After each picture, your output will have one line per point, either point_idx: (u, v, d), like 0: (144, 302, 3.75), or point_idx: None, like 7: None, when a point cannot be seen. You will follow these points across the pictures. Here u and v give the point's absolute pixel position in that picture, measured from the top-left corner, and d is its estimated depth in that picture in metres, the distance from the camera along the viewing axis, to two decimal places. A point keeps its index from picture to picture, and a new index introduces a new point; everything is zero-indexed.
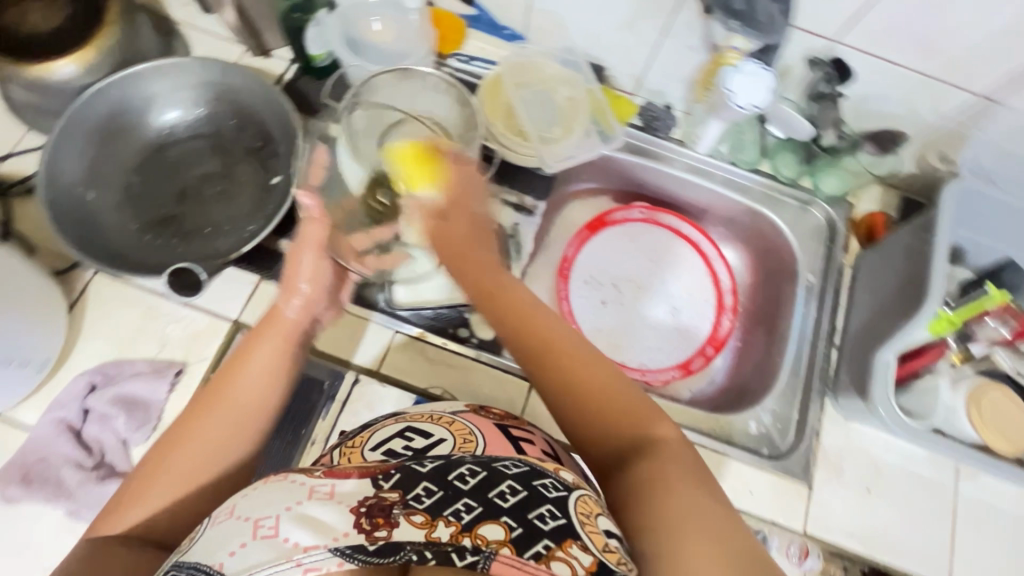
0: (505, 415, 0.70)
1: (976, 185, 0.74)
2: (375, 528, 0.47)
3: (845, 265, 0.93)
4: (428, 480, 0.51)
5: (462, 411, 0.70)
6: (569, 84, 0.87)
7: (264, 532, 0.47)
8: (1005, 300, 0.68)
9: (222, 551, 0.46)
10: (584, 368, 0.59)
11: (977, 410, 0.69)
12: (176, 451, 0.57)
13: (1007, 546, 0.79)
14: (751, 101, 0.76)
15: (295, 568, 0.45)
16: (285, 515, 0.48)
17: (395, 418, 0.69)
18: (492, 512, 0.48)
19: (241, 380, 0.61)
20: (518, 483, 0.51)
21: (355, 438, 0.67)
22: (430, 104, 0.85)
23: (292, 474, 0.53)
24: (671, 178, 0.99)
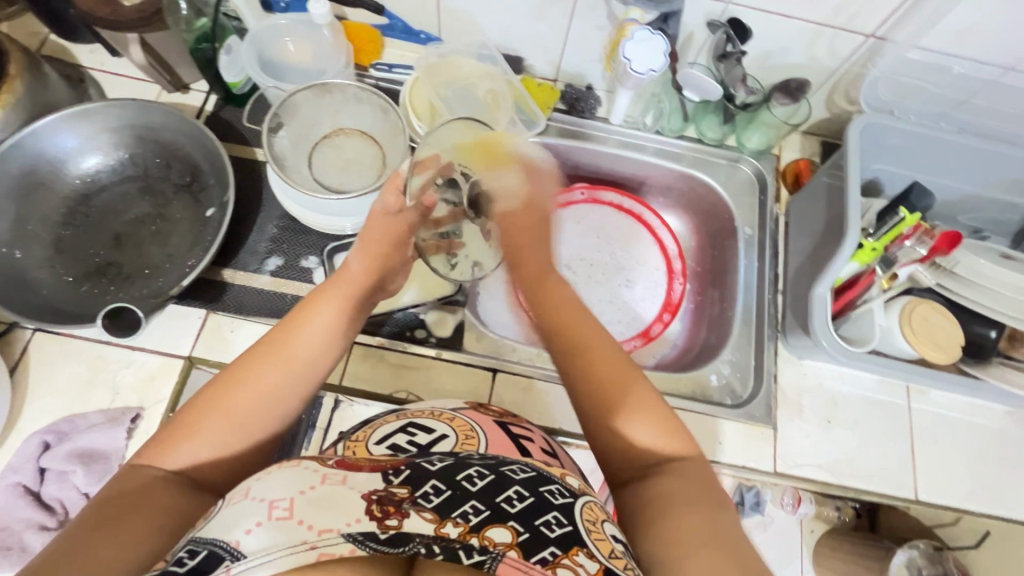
0: (504, 412, 0.74)
1: (879, 119, 0.78)
2: (386, 516, 0.47)
3: (778, 213, 0.97)
4: (436, 479, 0.53)
5: (463, 407, 0.73)
6: (490, 75, 0.89)
7: (278, 513, 0.47)
8: (918, 222, 0.73)
9: (237, 529, 0.46)
10: (610, 367, 0.63)
11: (909, 328, 0.73)
12: (226, 397, 0.57)
13: (963, 452, 0.84)
14: (646, 64, 0.81)
15: (311, 551, 0.45)
16: (298, 499, 0.48)
17: (396, 414, 0.72)
18: (500, 517, 0.51)
19: (303, 335, 0.63)
20: (525, 490, 0.54)
21: (359, 432, 0.69)
22: (355, 115, 0.86)
23: (306, 461, 0.54)
24: (606, 157, 1.02)
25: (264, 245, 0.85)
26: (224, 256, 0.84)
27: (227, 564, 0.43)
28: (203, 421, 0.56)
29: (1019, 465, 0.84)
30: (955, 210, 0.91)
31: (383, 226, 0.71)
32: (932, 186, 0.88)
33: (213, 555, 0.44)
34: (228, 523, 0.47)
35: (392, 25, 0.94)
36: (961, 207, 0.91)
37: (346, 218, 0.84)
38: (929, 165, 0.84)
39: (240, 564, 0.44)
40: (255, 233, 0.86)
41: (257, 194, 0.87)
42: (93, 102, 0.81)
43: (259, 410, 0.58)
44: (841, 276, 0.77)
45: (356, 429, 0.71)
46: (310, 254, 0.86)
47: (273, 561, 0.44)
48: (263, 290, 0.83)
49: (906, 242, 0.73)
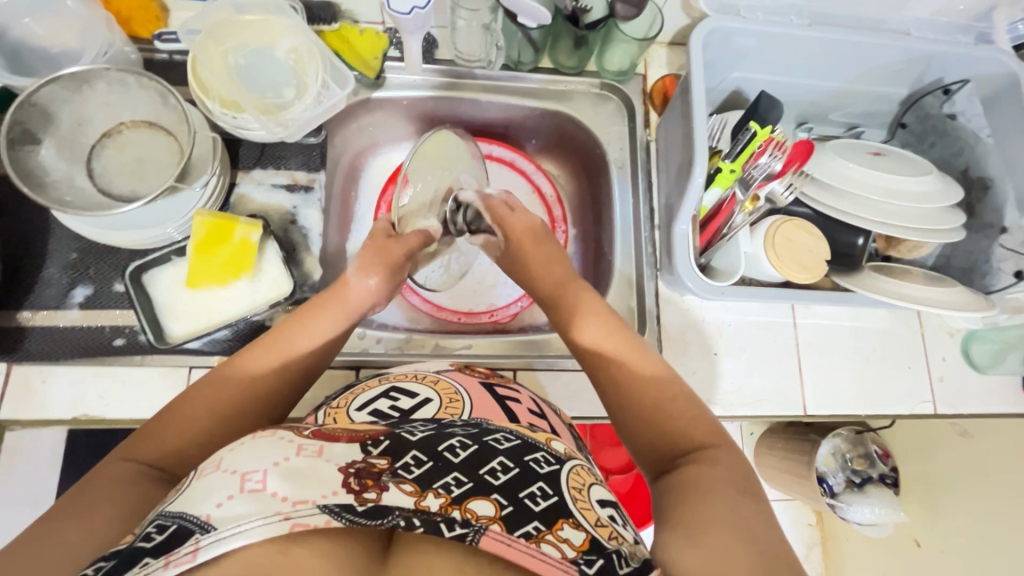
0: (489, 372, 0.75)
1: (727, 23, 0.69)
2: (364, 489, 0.45)
3: (649, 139, 0.90)
4: (416, 450, 0.51)
5: (448, 369, 0.73)
6: (289, 31, 0.73)
7: (251, 485, 0.44)
8: (770, 137, 0.67)
9: (208, 503, 0.43)
10: (645, 369, 0.65)
11: (773, 251, 0.69)
12: (216, 385, 0.59)
13: (849, 358, 0.83)
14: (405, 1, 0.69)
15: (284, 521, 0.41)
16: (272, 470, 0.46)
17: (379, 379, 0.71)
18: (483, 489, 0.48)
19: (301, 335, 0.65)
20: (509, 461, 0.53)
21: (341, 399, 0.67)
22: (130, 103, 0.71)
23: (281, 431, 0.52)
24: (454, 105, 0.91)
25: (63, 276, 0.74)
26: (15, 297, 0.72)
27: (197, 538, 0.40)
28: (186, 407, 0.56)
29: (901, 360, 0.85)
30: (826, 108, 0.86)
31: (389, 251, 0.73)
32: (799, 88, 0.81)
33: (183, 529, 0.41)
34: (195, 497, 0.44)
35: None
36: (831, 105, 0.86)
37: (152, 229, 0.72)
38: (790, 67, 0.77)
39: (210, 535, 0.40)
40: (49, 262, 0.74)
41: (41, 215, 0.74)
42: None
43: (245, 405, 0.58)
44: (705, 206, 0.71)
45: (337, 395, 0.70)
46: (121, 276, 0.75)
47: (245, 533, 0.41)
48: (72, 328, 0.72)
49: (761, 160, 0.68)
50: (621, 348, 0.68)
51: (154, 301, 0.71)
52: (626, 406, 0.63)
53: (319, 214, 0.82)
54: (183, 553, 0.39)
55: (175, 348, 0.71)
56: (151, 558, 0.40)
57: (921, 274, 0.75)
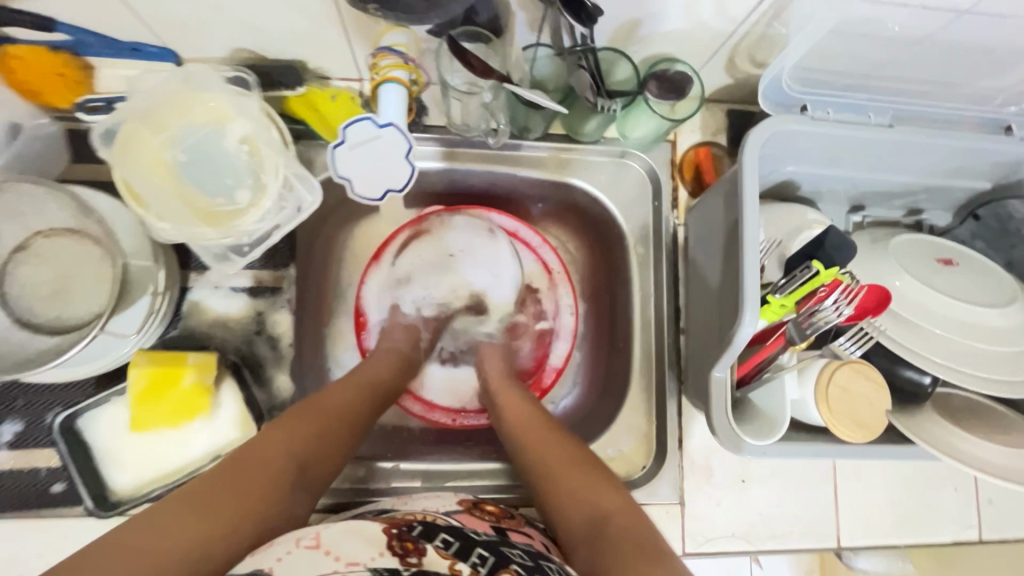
0: (500, 513, 0.64)
1: (788, 123, 0.56)
2: (406, 552, 0.47)
3: (677, 224, 0.77)
4: (445, 532, 0.52)
5: (456, 509, 0.61)
6: (243, 118, 0.59)
7: (306, 543, 0.46)
8: (838, 278, 0.55)
9: (268, 559, 0.44)
10: (565, 449, 0.62)
11: (826, 405, 0.59)
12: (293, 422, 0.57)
13: (889, 481, 0.75)
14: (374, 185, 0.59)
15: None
16: (323, 532, 0.48)
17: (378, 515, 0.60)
18: (505, 562, 0.49)
19: (332, 392, 0.62)
20: (527, 555, 0.53)
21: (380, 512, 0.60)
22: (44, 211, 0.59)
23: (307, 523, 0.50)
24: (447, 175, 0.77)
25: None
26: None
27: None
28: (278, 435, 0.55)
29: (946, 479, 0.76)
30: (889, 193, 0.72)
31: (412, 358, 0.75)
32: (862, 179, 0.68)
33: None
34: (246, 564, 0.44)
35: (83, 42, 0.59)
36: (896, 191, 0.72)
37: (86, 367, 0.60)
38: (853, 160, 0.64)
39: None
40: None
41: None
42: None
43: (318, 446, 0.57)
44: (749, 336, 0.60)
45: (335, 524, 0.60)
46: (59, 407, 0.63)
47: None
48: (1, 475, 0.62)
49: (823, 303, 0.56)
50: (542, 433, 0.64)
51: (93, 447, 0.61)
52: (551, 499, 0.59)
53: (289, 320, 0.69)
54: None
55: (119, 505, 0.60)
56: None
57: (975, 402, 0.65)
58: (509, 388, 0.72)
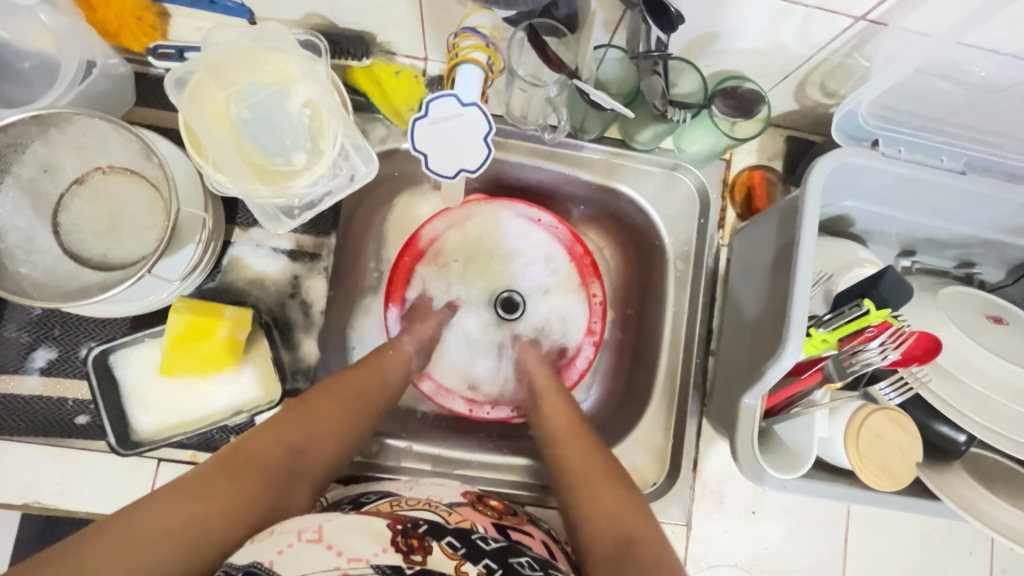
0: (503, 510, 0.63)
1: (856, 156, 0.55)
2: (411, 550, 0.49)
3: (721, 243, 0.75)
4: (451, 535, 0.52)
5: (460, 501, 0.60)
6: (310, 81, 0.59)
7: (308, 535, 0.48)
8: (887, 321, 0.54)
9: (269, 551, 0.47)
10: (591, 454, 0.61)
11: (856, 448, 0.57)
12: (290, 420, 0.57)
13: (903, 536, 0.73)
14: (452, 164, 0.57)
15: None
16: (326, 524, 0.49)
17: (387, 501, 0.58)
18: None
19: (332, 391, 0.61)
20: (535, 562, 0.53)
21: (383, 501, 0.58)
22: (106, 148, 0.59)
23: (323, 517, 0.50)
24: (497, 165, 0.77)
25: (26, 335, 0.64)
26: None
27: None
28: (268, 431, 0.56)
29: (963, 544, 0.74)
30: (947, 242, 0.70)
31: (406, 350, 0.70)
32: (918, 223, 0.66)
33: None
34: (255, 547, 0.47)
35: None
36: (952, 241, 0.70)
37: (125, 305, 0.60)
38: (915, 203, 0.62)
39: None
40: (9, 318, 0.64)
41: None
42: None
43: (311, 454, 0.57)
44: None
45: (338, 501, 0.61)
46: (92, 342, 0.64)
47: None
48: (33, 398, 0.64)
49: (868, 344, 0.55)
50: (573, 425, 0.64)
51: (120, 385, 0.62)
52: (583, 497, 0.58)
53: (325, 286, 0.70)
54: None
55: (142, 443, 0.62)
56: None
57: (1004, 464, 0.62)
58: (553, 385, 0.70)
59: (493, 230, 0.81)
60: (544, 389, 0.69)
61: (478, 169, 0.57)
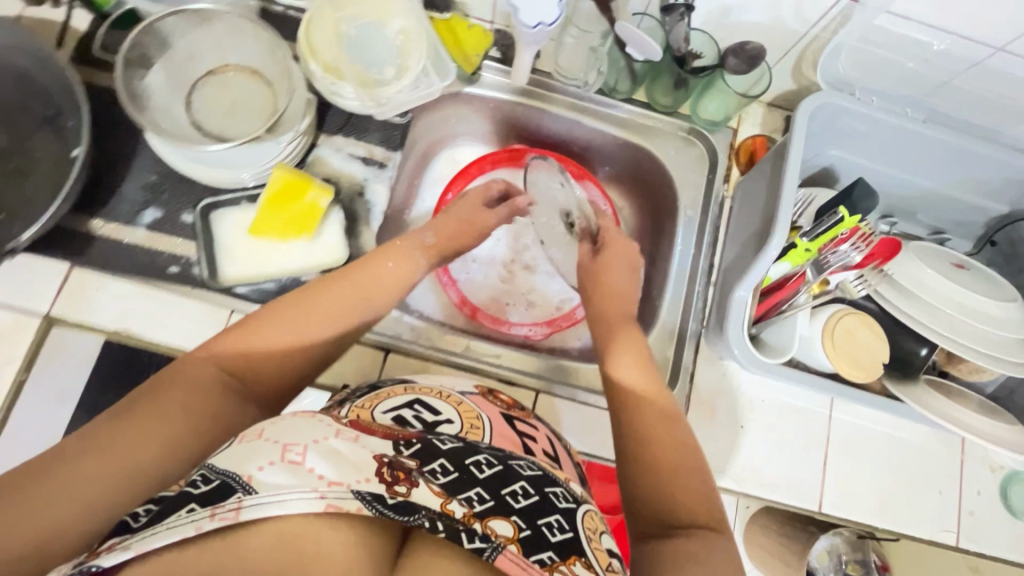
0: (511, 404, 0.73)
1: (836, 100, 0.68)
2: (395, 481, 0.44)
3: (725, 196, 0.88)
4: (444, 459, 0.50)
5: (472, 391, 0.71)
6: (404, 14, 0.75)
7: (291, 457, 0.43)
8: (856, 226, 0.64)
9: (250, 465, 0.42)
10: (631, 344, 0.69)
11: (830, 342, 0.68)
12: (271, 324, 0.57)
13: (877, 465, 0.80)
14: (535, 15, 0.71)
15: (318, 499, 0.41)
16: (312, 447, 0.45)
17: (404, 387, 0.68)
18: (503, 509, 0.47)
19: (314, 300, 0.61)
20: (530, 487, 0.52)
21: (365, 398, 0.64)
22: (239, 49, 0.75)
23: (319, 416, 0.51)
24: (544, 118, 0.91)
25: (139, 195, 0.76)
26: (92, 203, 0.75)
27: (239, 497, 0.40)
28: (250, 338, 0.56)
29: (933, 482, 0.80)
30: (915, 207, 0.82)
31: (404, 252, 0.70)
32: (890, 180, 0.78)
33: (223, 487, 0.41)
34: (237, 459, 0.43)
35: None
36: (921, 205, 0.82)
37: (228, 170, 0.74)
38: (887, 156, 0.75)
39: (252, 497, 0.40)
40: (126, 180, 0.76)
41: (133, 136, 0.77)
42: None
43: (294, 357, 0.57)
44: (770, 276, 0.70)
45: (361, 393, 0.67)
46: (188, 209, 0.76)
47: (281, 503, 0.40)
48: (135, 245, 0.75)
49: (841, 246, 0.66)
50: (617, 312, 0.73)
51: (213, 237, 0.75)
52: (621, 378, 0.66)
53: (386, 191, 0.82)
54: (227, 510, 0.39)
55: (224, 287, 0.74)
56: (197, 504, 0.40)
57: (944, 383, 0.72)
58: (617, 254, 0.76)
59: (515, 177, 0.94)
60: (617, 323, 0.72)
61: (552, 23, 0.72)
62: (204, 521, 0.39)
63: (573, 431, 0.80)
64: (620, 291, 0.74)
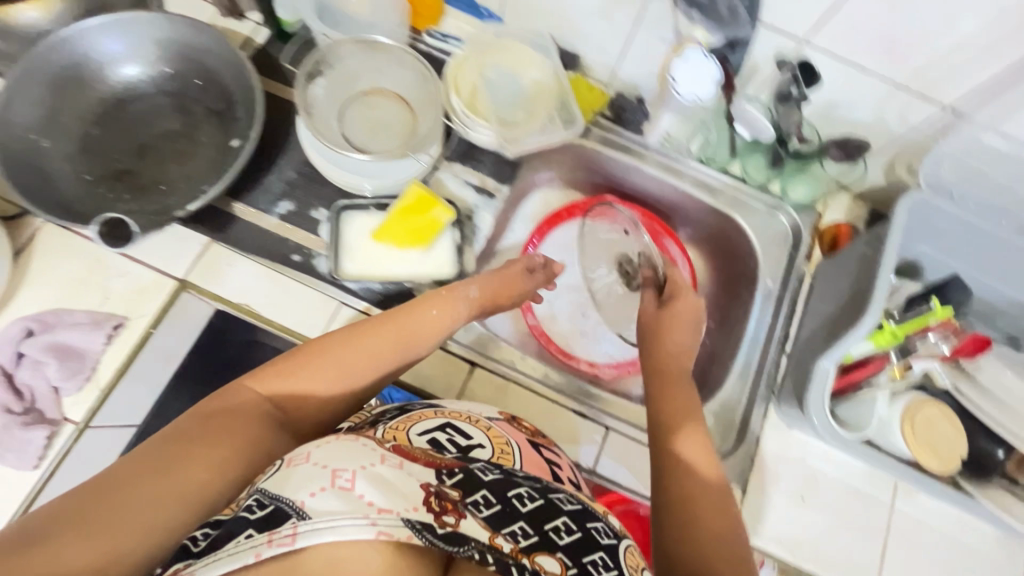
0: (535, 432, 0.73)
1: (933, 199, 0.73)
2: (444, 512, 0.46)
3: (805, 274, 0.92)
4: (487, 490, 0.50)
5: (498, 418, 0.70)
6: (539, 67, 0.85)
7: (342, 483, 0.45)
8: (948, 318, 0.69)
9: (303, 490, 0.45)
10: (682, 395, 0.70)
11: (910, 427, 0.69)
12: (316, 358, 0.59)
13: (936, 564, 0.79)
14: (691, 89, 0.76)
15: (370, 526, 0.42)
16: (361, 473, 0.46)
17: (434, 410, 0.67)
18: (549, 546, 0.48)
19: (363, 338, 0.63)
20: (573, 523, 0.51)
21: (397, 420, 0.62)
22: (393, 77, 0.86)
23: (364, 438, 0.53)
24: (642, 176, 0.97)
25: (279, 188, 0.84)
26: (239, 188, 0.84)
27: (295, 522, 0.42)
28: (295, 372, 0.58)
29: None
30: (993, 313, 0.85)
31: (451, 299, 0.73)
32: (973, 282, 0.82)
33: (280, 511, 0.43)
34: (290, 483, 0.45)
35: None
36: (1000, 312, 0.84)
37: (354, 176, 0.83)
38: (973, 258, 0.79)
39: (306, 523, 0.42)
40: (269, 173, 0.85)
41: (284, 137, 0.86)
42: (149, 12, 0.82)
43: (333, 394, 0.60)
44: (852, 355, 0.72)
45: (391, 413, 0.66)
46: (321, 207, 0.84)
47: (336, 528, 0.42)
48: (267, 231, 0.82)
49: (929, 335, 0.70)
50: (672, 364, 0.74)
51: (339, 238, 0.82)
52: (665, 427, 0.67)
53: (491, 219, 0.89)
54: (283, 534, 0.42)
55: (341, 282, 0.81)
56: (253, 530, 0.43)
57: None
58: (677, 311, 0.77)
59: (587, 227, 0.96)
60: (670, 374, 0.73)
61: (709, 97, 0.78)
62: (262, 547, 0.41)
63: (638, 475, 0.80)
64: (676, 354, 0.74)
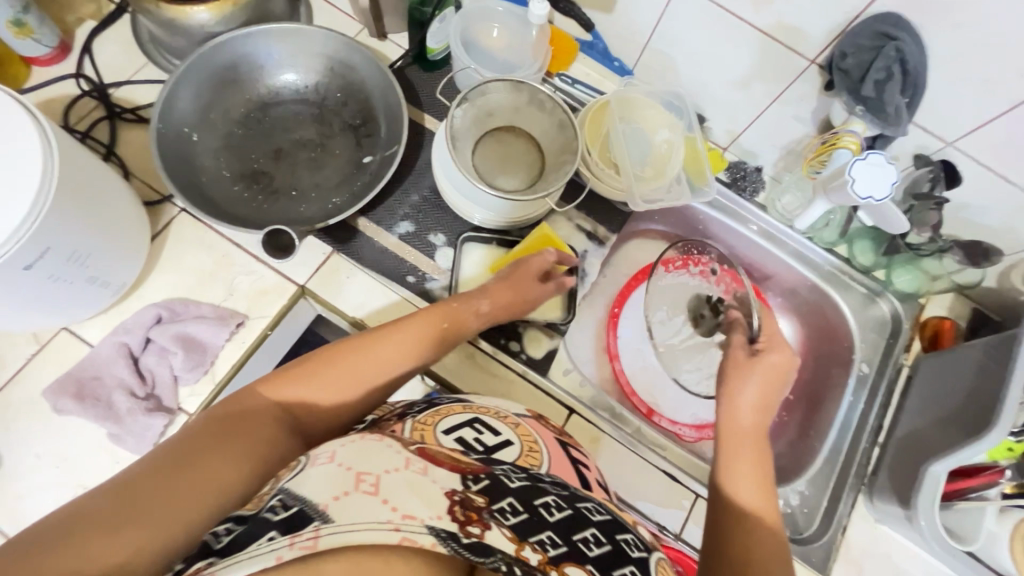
0: (561, 431, 0.67)
1: None
2: (468, 521, 0.41)
3: (904, 365, 0.90)
4: (513, 497, 0.45)
5: (525, 415, 0.65)
6: (672, 127, 0.88)
7: (365, 487, 0.41)
8: None
9: (325, 493, 0.41)
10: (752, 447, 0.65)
11: (1020, 545, 0.73)
12: (328, 366, 0.59)
13: None
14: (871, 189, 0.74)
15: (394, 533, 0.39)
16: (385, 477, 0.43)
17: (461, 405, 0.62)
18: (578, 557, 0.43)
19: (377, 347, 0.63)
20: (601, 535, 0.47)
21: (425, 415, 0.58)
22: (530, 117, 0.88)
23: (388, 439, 0.49)
24: (748, 241, 0.98)
25: (403, 209, 0.86)
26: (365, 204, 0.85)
27: (317, 526, 0.38)
28: (305, 380, 0.57)
29: None
30: None
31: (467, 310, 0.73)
32: None
33: (303, 514, 0.40)
34: (314, 486, 0.42)
35: (594, 44, 0.92)
36: None
37: (469, 202, 0.82)
38: None
39: (329, 526, 0.39)
40: (394, 192, 0.86)
41: (413, 159, 0.88)
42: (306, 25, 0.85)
43: (347, 401, 0.59)
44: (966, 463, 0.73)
45: (418, 407, 0.61)
46: (440, 232, 0.86)
47: (359, 534, 0.38)
48: (386, 250, 0.84)
49: None
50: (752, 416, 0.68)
51: (457, 267, 0.84)
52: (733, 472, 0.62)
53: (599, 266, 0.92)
54: (304, 537, 0.38)
55: None
56: (276, 532, 0.38)
57: None
58: (754, 360, 0.72)
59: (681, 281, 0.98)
60: (732, 425, 0.67)
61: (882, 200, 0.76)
62: (284, 549, 0.37)
63: None
64: (759, 410, 0.68)
